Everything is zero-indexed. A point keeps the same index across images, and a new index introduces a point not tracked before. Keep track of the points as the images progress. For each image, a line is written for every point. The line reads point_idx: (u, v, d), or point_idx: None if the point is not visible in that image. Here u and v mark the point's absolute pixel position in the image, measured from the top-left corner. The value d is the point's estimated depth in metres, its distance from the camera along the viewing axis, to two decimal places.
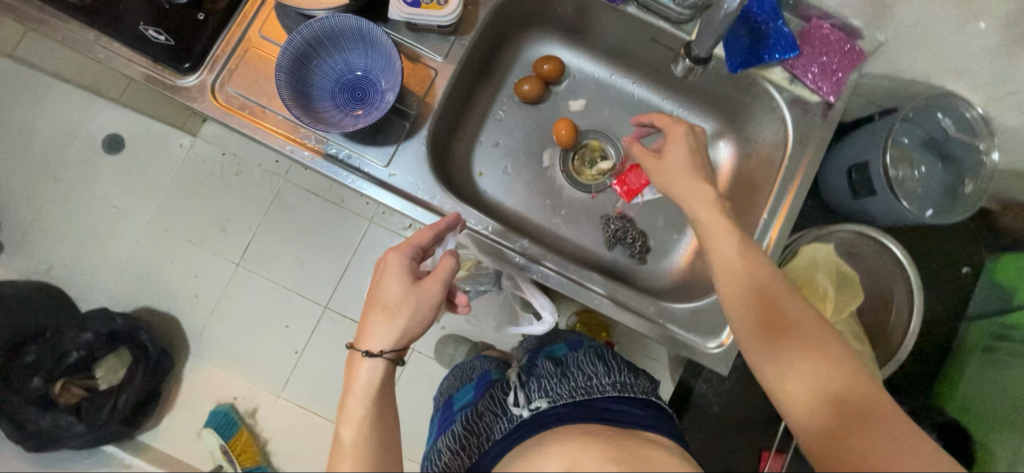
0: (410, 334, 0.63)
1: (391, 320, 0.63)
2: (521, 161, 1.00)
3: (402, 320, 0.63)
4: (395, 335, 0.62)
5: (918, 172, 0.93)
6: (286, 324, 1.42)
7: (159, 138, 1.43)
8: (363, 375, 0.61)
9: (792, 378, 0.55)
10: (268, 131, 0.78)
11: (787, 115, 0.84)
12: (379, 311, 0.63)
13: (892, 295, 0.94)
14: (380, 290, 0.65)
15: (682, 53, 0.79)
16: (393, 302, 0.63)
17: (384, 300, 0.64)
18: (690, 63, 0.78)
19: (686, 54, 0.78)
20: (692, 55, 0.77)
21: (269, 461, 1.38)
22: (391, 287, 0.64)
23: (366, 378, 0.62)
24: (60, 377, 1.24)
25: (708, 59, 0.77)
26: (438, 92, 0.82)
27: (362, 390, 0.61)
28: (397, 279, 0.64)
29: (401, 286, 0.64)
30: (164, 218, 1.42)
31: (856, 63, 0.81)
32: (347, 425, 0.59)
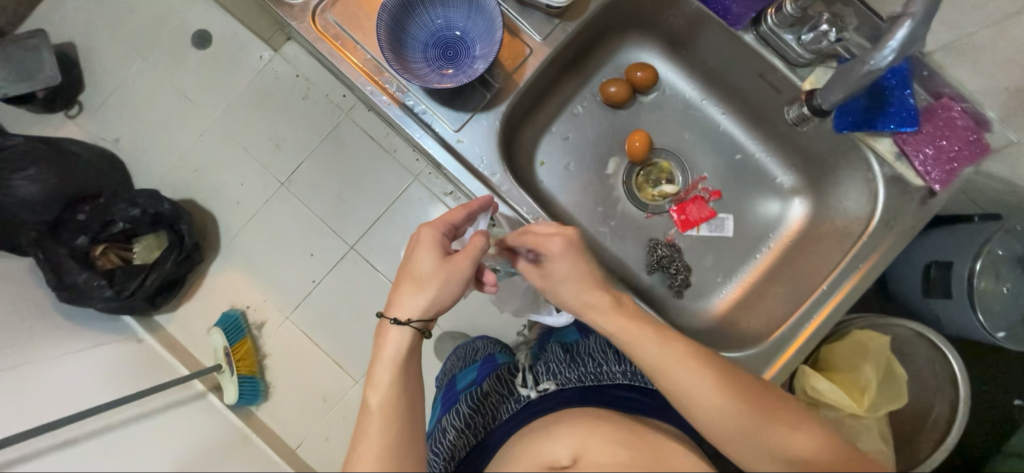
0: (439, 305, 0.66)
1: (421, 291, 0.66)
2: (585, 161, 0.98)
3: (429, 291, 0.66)
4: (424, 306, 0.65)
5: (1003, 289, 0.82)
6: (312, 252, 1.46)
7: (244, 47, 1.48)
8: (393, 342, 0.66)
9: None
10: (354, 67, 0.78)
11: (880, 190, 0.78)
12: (410, 282, 0.67)
13: (931, 408, 0.87)
14: (412, 262, 0.68)
15: (801, 99, 0.77)
16: (424, 274, 0.66)
17: (415, 272, 0.67)
18: (808, 112, 0.76)
19: (805, 101, 0.76)
20: (812, 103, 0.75)
21: (262, 375, 1.42)
22: (422, 259, 0.67)
23: (394, 345, 0.66)
24: (103, 241, 1.31)
25: (828, 113, 0.75)
26: (528, 72, 0.80)
27: (391, 357, 0.65)
28: (428, 252, 0.67)
29: (432, 259, 0.66)
30: (229, 124, 1.47)
31: (977, 156, 0.74)
32: (374, 391, 0.63)
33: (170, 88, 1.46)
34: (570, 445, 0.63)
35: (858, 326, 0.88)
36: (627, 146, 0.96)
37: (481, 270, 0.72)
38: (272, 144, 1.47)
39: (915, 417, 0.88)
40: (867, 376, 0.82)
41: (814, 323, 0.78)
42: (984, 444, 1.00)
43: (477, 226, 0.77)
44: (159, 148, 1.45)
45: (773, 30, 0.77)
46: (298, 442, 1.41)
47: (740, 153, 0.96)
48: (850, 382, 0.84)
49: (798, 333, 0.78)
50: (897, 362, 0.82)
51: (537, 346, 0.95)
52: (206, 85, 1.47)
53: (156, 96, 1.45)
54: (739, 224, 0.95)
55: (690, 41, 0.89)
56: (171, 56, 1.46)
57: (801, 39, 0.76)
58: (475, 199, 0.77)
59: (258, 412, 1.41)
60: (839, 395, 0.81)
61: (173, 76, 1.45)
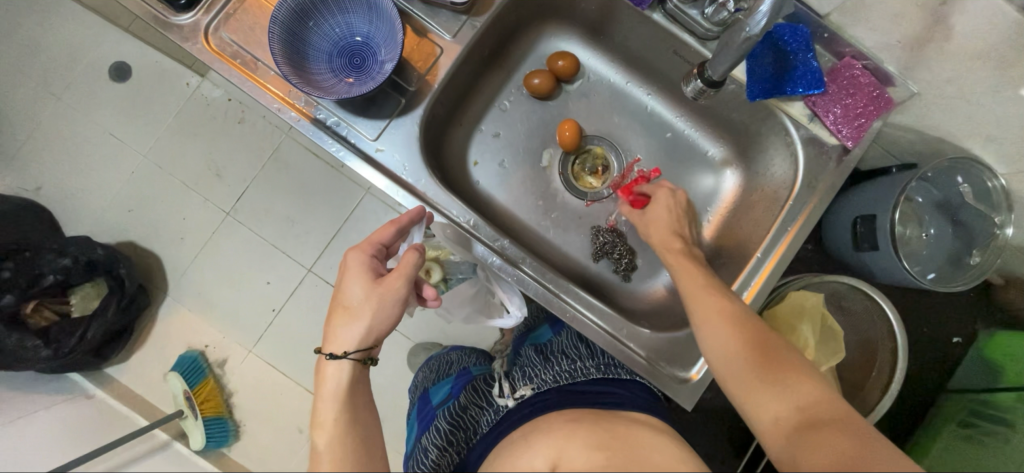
0: (375, 333, 0.63)
1: (355, 320, 0.63)
2: (520, 157, 0.96)
3: (364, 319, 0.63)
4: (360, 335, 0.62)
5: (925, 234, 0.89)
6: (267, 281, 1.39)
7: (162, 76, 1.40)
8: (332, 377, 0.62)
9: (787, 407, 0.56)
10: (257, 84, 0.74)
11: (800, 153, 0.80)
12: (342, 313, 0.64)
13: (875, 356, 0.91)
14: (342, 291, 0.65)
15: (695, 72, 0.75)
16: (355, 303, 0.63)
17: (346, 301, 0.64)
18: (702, 85, 0.74)
19: (699, 74, 0.74)
20: (705, 75, 0.72)
21: (231, 415, 1.36)
22: (353, 286, 0.64)
23: (335, 380, 0.63)
24: (33, 297, 1.19)
25: (722, 83, 0.73)
26: (441, 72, 0.78)
27: (333, 392, 0.62)
28: (357, 279, 0.64)
29: (362, 285, 0.63)
30: (158, 159, 1.39)
31: (882, 111, 0.76)
32: (320, 430, 0.60)
33: (87, 127, 1.36)
34: (547, 454, 0.60)
35: (794, 288, 0.89)
36: (557, 137, 0.95)
37: (420, 288, 0.70)
38: (206, 176, 1.40)
39: (861, 364, 0.92)
40: (806, 336, 0.84)
41: (752, 290, 0.79)
42: (933, 383, 1.05)
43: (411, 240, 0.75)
44: (83, 191, 1.35)
45: (679, 7, 0.77)
46: None
47: (670, 132, 0.97)
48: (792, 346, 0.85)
49: None
50: (830, 316, 0.86)
51: (512, 352, 0.95)
52: (127, 120, 1.38)
53: (71, 138, 1.35)
54: None
55: (606, 25, 0.89)
56: (84, 94, 1.36)
57: (704, 12, 0.77)
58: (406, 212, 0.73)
59: (231, 453, 1.35)
60: None
61: (87, 113, 1.36)
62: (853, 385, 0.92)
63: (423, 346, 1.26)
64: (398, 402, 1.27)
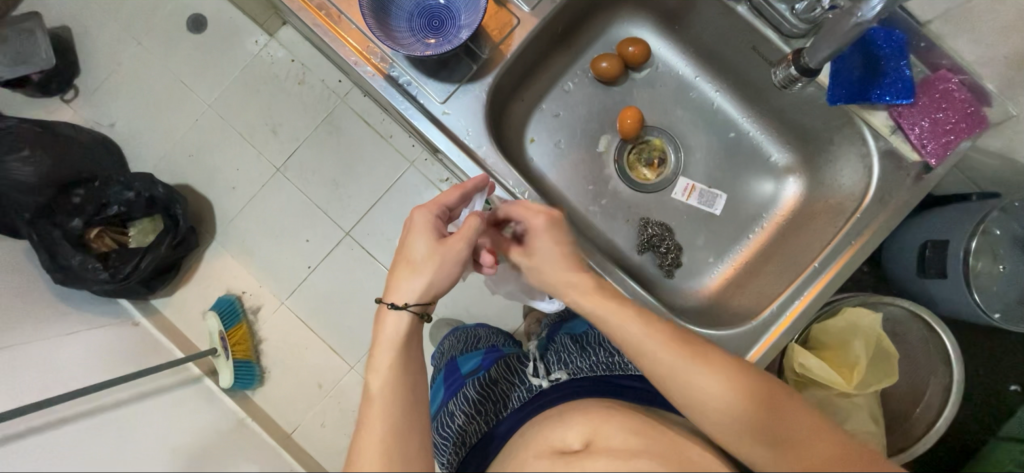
0: (435, 289, 0.63)
1: (417, 274, 0.63)
2: (576, 139, 0.96)
3: (426, 274, 0.63)
4: (421, 289, 0.62)
5: (998, 268, 0.83)
6: (307, 238, 1.45)
7: (236, 30, 1.46)
8: (390, 326, 0.62)
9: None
10: (338, 36, 0.77)
11: (874, 165, 0.76)
12: (405, 266, 0.64)
13: (923, 389, 0.85)
14: (407, 245, 0.65)
15: (789, 58, 0.72)
16: (418, 258, 0.63)
17: (410, 255, 0.64)
18: (796, 72, 0.71)
19: (793, 60, 0.71)
20: (800, 62, 0.70)
21: (258, 360, 1.42)
22: (417, 242, 0.64)
23: (393, 331, 0.62)
24: (97, 224, 1.29)
25: (817, 72, 0.70)
26: (515, 43, 0.79)
27: (389, 341, 0.62)
28: (423, 235, 0.64)
29: (427, 242, 0.64)
30: (223, 109, 1.46)
31: (974, 130, 0.72)
32: (375, 375, 0.60)
33: (164, 71, 1.44)
34: (581, 431, 0.60)
35: (851, 304, 0.86)
36: (618, 123, 0.94)
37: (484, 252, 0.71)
38: (265, 130, 1.46)
39: (910, 397, 0.87)
40: (857, 353, 0.81)
41: (805, 300, 0.76)
42: (979, 431, 0.99)
43: (473, 206, 0.75)
44: (153, 131, 1.44)
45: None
46: (294, 427, 1.41)
47: (733, 132, 0.95)
48: (842, 362, 0.83)
49: (787, 311, 0.76)
50: (887, 338, 0.82)
51: (545, 338, 0.93)
52: (200, 68, 1.46)
53: (148, 80, 1.44)
54: (736, 203, 0.94)
55: (684, 15, 0.88)
56: (165, 39, 1.44)
57: (795, 8, 0.74)
58: (471, 178, 0.74)
59: (254, 396, 1.41)
60: (826, 373, 0.80)
61: (167, 59, 1.44)
62: (898, 413, 0.87)
63: (449, 320, 1.27)
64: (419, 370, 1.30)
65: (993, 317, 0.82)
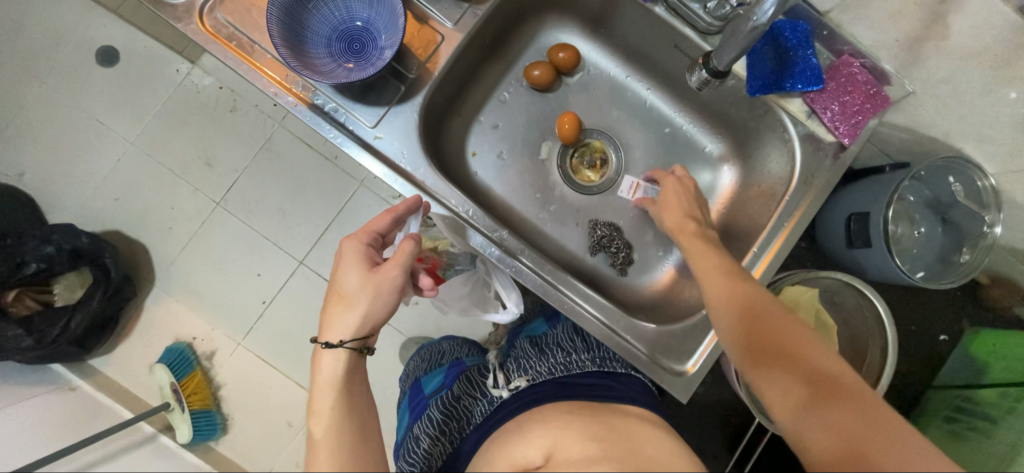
0: (372, 321, 0.60)
1: (350, 308, 0.60)
2: (518, 149, 0.96)
3: (360, 307, 0.60)
4: (356, 323, 0.59)
5: (916, 232, 0.90)
6: (257, 272, 1.37)
7: (152, 62, 1.37)
8: (327, 367, 0.59)
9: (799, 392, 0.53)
10: (253, 67, 0.73)
11: (797, 148, 0.81)
12: (338, 301, 0.61)
13: (865, 351, 0.92)
14: (338, 279, 0.62)
15: (699, 62, 0.74)
16: (350, 291, 0.61)
17: (342, 289, 0.61)
18: (708, 76, 0.73)
19: (704, 64, 0.73)
20: (710, 65, 0.72)
21: (218, 407, 1.33)
22: (348, 275, 0.62)
23: (331, 371, 0.60)
24: (15, 286, 1.17)
25: (726, 73, 0.72)
26: (442, 60, 0.77)
27: (329, 383, 0.59)
28: (353, 266, 0.62)
29: (358, 274, 0.61)
30: (146, 147, 1.36)
31: (879, 108, 0.77)
32: (317, 420, 0.56)
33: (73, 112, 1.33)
34: (542, 445, 0.61)
35: (791, 282, 0.90)
36: (556, 129, 0.94)
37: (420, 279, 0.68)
38: (196, 164, 1.37)
39: (854, 359, 0.93)
40: None
41: None
42: (920, 380, 1.07)
43: (408, 230, 0.73)
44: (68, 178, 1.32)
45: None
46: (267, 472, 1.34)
47: (668, 127, 0.97)
48: None
49: None
50: (824, 312, 0.87)
51: (506, 345, 0.93)
52: (114, 105, 1.35)
53: None
54: None
55: (608, 18, 0.89)
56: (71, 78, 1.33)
57: (706, 7, 0.77)
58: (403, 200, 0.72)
59: (218, 446, 1.33)
60: None
61: (74, 99, 1.33)
62: None
63: (416, 339, 1.24)
64: (391, 395, 1.26)
65: (917, 277, 0.88)
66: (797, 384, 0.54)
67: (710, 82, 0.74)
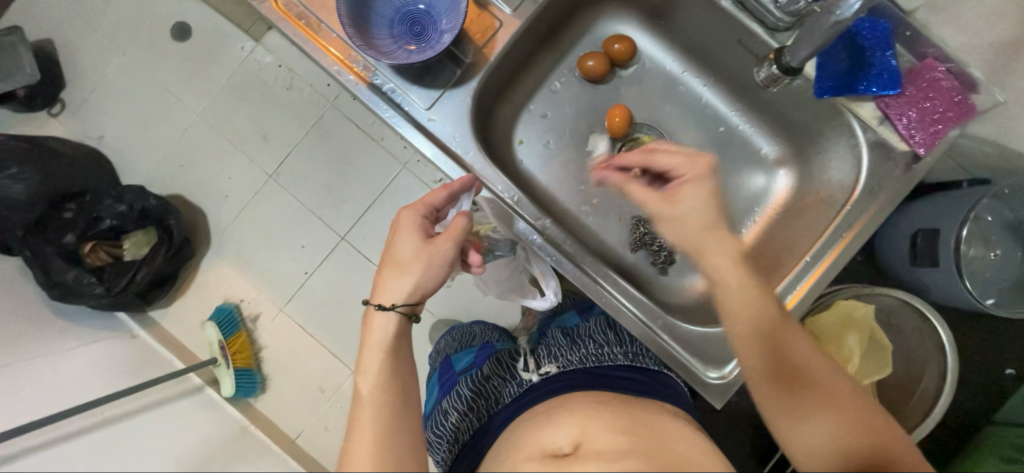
0: (423, 289, 0.63)
1: (403, 274, 0.63)
2: (565, 139, 0.96)
3: (413, 275, 0.62)
4: (408, 289, 0.62)
5: (991, 255, 0.83)
6: (302, 244, 1.44)
7: (221, 38, 1.45)
8: (378, 328, 0.62)
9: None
10: (319, 45, 0.76)
11: (864, 156, 0.76)
12: (392, 267, 0.64)
13: (919, 377, 0.87)
14: (393, 246, 0.65)
15: (772, 57, 0.72)
16: (405, 258, 0.63)
17: (396, 256, 0.63)
18: (778, 72, 0.72)
19: (775, 60, 0.72)
20: (782, 61, 0.71)
21: (259, 368, 1.42)
22: (403, 243, 0.64)
23: (381, 333, 0.62)
24: (91, 239, 1.29)
25: (798, 70, 0.71)
26: (499, 46, 0.78)
27: (378, 344, 0.61)
28: (409, 236, 0.64)
29: (413, 242, 0.63)
30: (211, 118, 1.45)
31: (963, 118, 0.71)
32: (365, 378, 0.60)
33: (150, 82, 1.43)
34: (571, 432, 0.61)
35: (844, 296, 0.86)
36: (606, 123, 0.93)
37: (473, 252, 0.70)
38: (255, 137, 1.45)
39: (903, 385, 0.88)
40: (851, 347, 0.82)
41: (797, 295, 0.76)
42: (977, 415, 1.00)
43: (461, 206, 0.75)
44: (142, 143, 1.43)
45: None
46: (298, 433, 1.41)
47: (722, 126, 0.94)
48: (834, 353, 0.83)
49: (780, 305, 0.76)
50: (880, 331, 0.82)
51: (537, 331, 0.92)
52: (186, 77, 1.44)
53: (135, 92, 1.43)
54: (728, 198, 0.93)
55: (669, 10, 0.87)
56: (150, 50, 1.43)
57: (779, 2, 0.73)
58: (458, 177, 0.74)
59: (257, 404, 1.41)
60: None
61: (152, 69, 1.43)
62: (889, 401, 0.88)
63: (447, 321, 1.27)
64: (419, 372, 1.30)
65: (987, 304, 0.82)
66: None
67: (778, 77, 0.74)
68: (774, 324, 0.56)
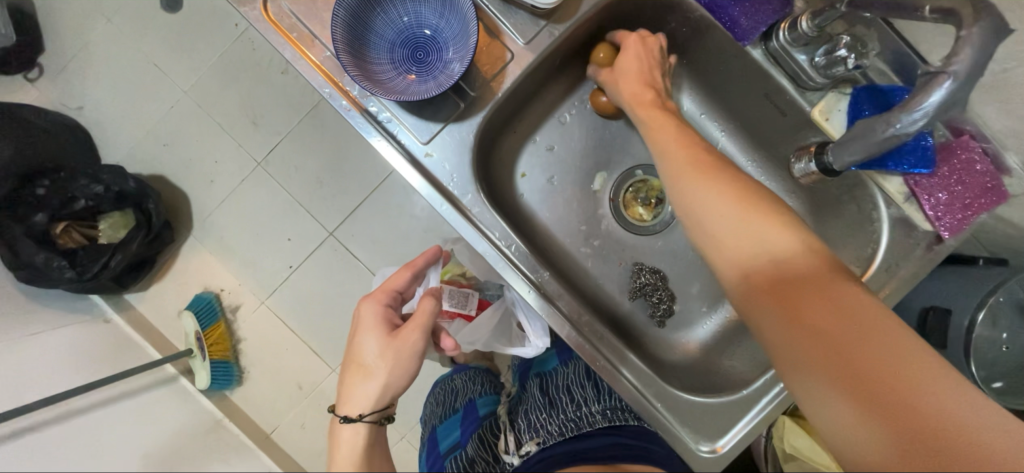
0: (392, 390, 0.57)
1: (369, 378, 0.57)
2: (570, 176, 0.90)
3: (380, 377, 0.56)
4: (376, 394, 0.56)
5: (1004, 342, 0.77)
6: (288, 237, 1.37)
7: (213, 13, 1.34)
8: (347, 441, 0.56)
9: (833, 390, 0.41)
10: (310, 64, 0.69)
11: (884, 233, 0.73)
12: (356, 370, 0.58)
13: None
14: (355, 346, 0.59)
15: (810, 152, 0.71)
16: (369, 360, 0.57)
17: (359, 358, 0.58)
18: (817, 168, 0.70)
19: (816, 155, 0.70)
20: (822, 159, 0.68)
21: (236, 361, 1.36)
22: (366, 342, 0.58)
23: (351, 445, 0.56)
24: (64, 219, 1.20)
25: (839, 171, 0.68)
26: (508, 80, 0.71)
27: (347, 460, 0.56)
28: (371, 334, 0.58)
29: (377, 340, 0.57)
30: (198, 98, 1.36)
31: (994, 205, 0.67)
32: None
33: (135, 56, 1.34)
34: None
35: None
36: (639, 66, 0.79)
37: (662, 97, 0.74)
38: (244, 122, 1.36)
39: None
40: None
41: None
42: None
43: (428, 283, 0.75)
44: (124, 121, 1.35)
45: (785, 48, 0.69)
46: (273, 428, 1.37)
47: None
48: None
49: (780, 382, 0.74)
50: None
51: (517, 385, 0.90)
52: (173, 54, 1.35)
53: (118, 64, 1.34)
54: None
55: (694, 49, 0.80)
56: (135, 19, 1.32)
57: (815, 61, 0.68)
58: (421, 253, 0.69)
59: (231, 395, 1.36)
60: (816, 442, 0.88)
61: (139, 41, 1.34)
62: None
63: None
64: None
65: (988, 390, 0.77)
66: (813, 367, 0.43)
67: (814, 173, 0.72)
68: (767, 212, 0.52)
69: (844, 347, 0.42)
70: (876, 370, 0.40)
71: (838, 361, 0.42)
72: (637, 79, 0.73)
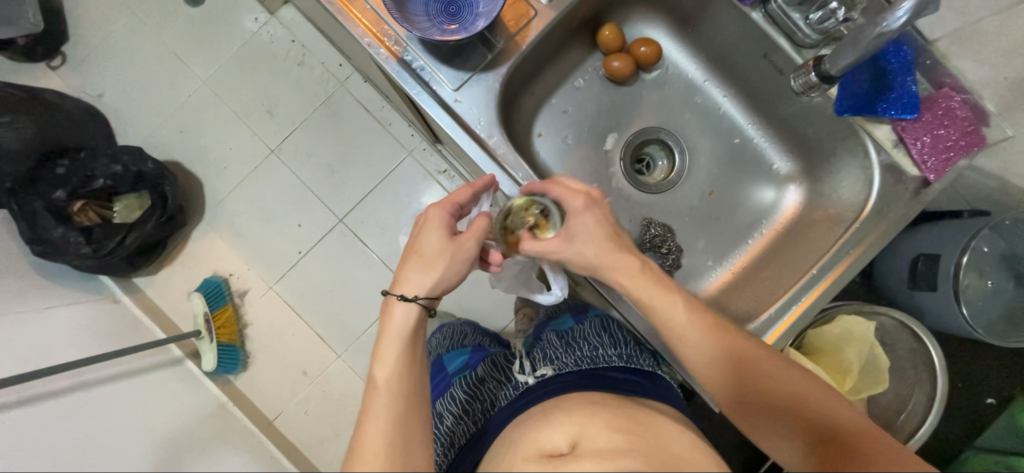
0: (444, 284, 0.63)
1: (428, 268, 0.63)
2: (584, 136, 0.96)
3: (437, 268, 0.63)
4: (431, 283, 0.62)
5: (986, 284, 0.86)
6: (299, 223, 1.41)
7: (233, 7, 1.41)
8: (399, 320, 0.62)
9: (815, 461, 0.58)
10: (351, 15, 0.75)
11: (876, 178, 0.79)
12: (415, 260, 0.64)
13: (909, 397, 0.89)
14: (417, 239, 0.65)
15: (809, 65, 0.75)
16: (430, 253, 0.63)
17: (421, 249, 0.64)
18: (815, 78, 0.74)
19: (814, 66, 0.74)
20: (821, 68, 0.73)
21: (242, 345, 1.37)
22: (429, 237, 0.64)
23: (401, 323, 0.62)
24: (82, 197, 1.24)
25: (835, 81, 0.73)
26: (532, 34, 0.78)
27: (396, 334, 0.62)
28: (435, 232, 0.64)
29: (440, 237, 0.63)
30: (217, 86, 1.41)
31: (973, 147, 0.74)
32: (381, 365, 0.60)
33: (157, 45, 1.40)
34: (568, 433, 0.60)
35: (845, 311, 0.90)
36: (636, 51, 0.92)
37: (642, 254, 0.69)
38: (259, 110, 1.41)
39: (894, 404, 0.91)
40: (850, 359, 0.87)
41: (802, 306, 0.78)
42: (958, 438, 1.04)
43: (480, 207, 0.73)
44: (143, 105, 1.39)
45: (782, 8, 0.78)
46: (276, 414, 1.36)
47: (737, 138, 0.95)
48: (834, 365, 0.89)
49: (786, 314, 0.78)
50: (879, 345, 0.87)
51: (532, 335, 0.93)
52: (195, 45, 1.41)
53: (140, 54, 1.39)
54: (737, 209, 0.94)
55: (698, 18, 0.88)
56: (161, 12, 1.40)
57: (809, 18, 0.77)
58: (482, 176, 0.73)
59: (236, 381, 1.35)
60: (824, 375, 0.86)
61: (162, 32, 1.40)
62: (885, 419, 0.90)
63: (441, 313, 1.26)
64: None
65: (980, 333, 0.86)
66: (801, 455, 0.60)
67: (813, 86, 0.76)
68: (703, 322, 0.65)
69: (802, 414, 0.60)
70: (836, 436, 0.58)
71: (815, 439, 0.59)
72: (612, 248, 0.67)
